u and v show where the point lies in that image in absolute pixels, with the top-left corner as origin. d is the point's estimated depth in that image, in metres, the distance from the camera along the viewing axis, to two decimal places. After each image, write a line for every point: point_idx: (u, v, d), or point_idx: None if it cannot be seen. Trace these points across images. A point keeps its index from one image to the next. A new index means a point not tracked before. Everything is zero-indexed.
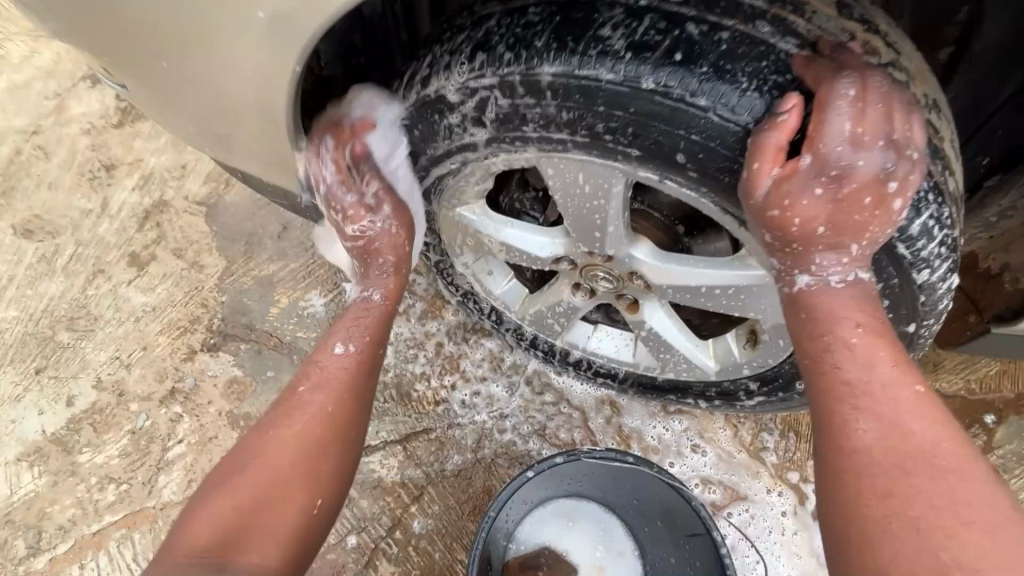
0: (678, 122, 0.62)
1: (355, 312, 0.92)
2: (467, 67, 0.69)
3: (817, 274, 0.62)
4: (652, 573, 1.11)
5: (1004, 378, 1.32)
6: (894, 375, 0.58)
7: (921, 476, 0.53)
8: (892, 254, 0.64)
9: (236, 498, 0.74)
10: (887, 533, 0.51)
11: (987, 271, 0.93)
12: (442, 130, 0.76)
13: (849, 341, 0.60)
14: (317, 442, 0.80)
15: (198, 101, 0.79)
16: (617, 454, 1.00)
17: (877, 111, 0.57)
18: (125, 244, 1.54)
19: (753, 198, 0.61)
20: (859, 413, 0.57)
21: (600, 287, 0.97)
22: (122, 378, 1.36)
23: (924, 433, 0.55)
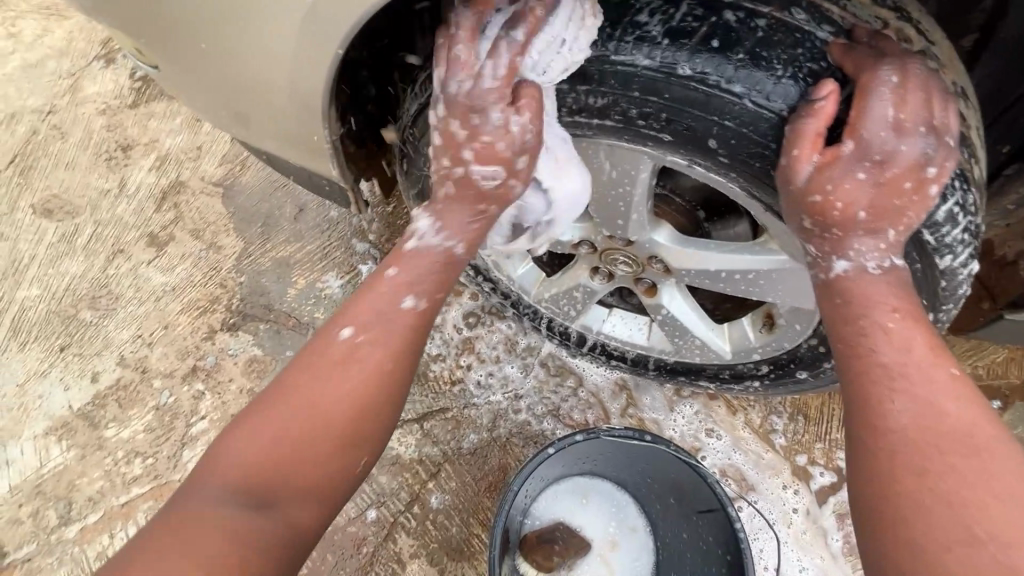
0: (712, 108, 0.63)
1: (422, 261, 0.78)
2: None
3: (854, 259, 0.65)
4: (663, 548, 1.14)
5: (1011, 364, 1.34)
6: (929, 358, 0.60)
7: (954, 453, 0.54)
8: (915, 239, 0.65)
9: (274, 447, 0.66)
10: (918, 504, 0.52)
11: (1002, 258, 0.94)
12: None
13: (886, 325, 0.62)
14: (367, 409, 0.72)
15: (233, 82, 0.80)
16: (634, 432, 1.03)
17: (917, 98, 0.60)
18: (144, 225, 1.56)
19: (793, 183, 0.63)
20: (894, 393, 0.58)
21: (618, 271, 0.99)
22: (145, 356, 1.39)
23: (957, 415, 0.56)
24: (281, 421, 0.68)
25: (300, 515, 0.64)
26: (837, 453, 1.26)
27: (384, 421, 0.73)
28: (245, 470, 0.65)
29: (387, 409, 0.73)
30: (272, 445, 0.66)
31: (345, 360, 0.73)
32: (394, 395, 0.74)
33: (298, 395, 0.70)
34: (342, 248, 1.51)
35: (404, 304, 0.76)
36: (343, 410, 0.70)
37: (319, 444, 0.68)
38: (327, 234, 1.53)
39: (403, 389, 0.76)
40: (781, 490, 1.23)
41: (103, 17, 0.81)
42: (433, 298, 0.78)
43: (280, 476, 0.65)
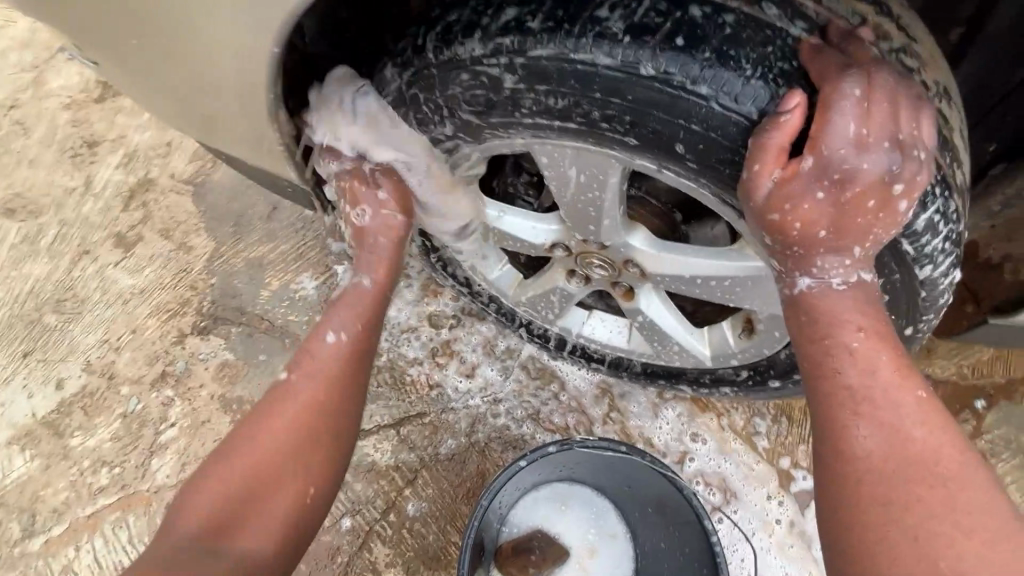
0: (678, 111, 0.59)
1: (348, 298, 0.86)
2: (457, 50, 0.65)
3: (818, 276, 0.60)
4: (642, 556, 1.12)
5: (996, 363, 1.33)
6: (895, 380, 0.57)
7: (921, 485, 0.53)
8: (895, 249, 0.62)
9: (225, 485, 0.72)
10: (887, 542, 0.51)
11: (987, 261, 0.91)
12: (431, 110, 0.73)
13: (851, 345, 0.58)
14: (307, 436, 0.77)
15: (175, 82, 0.76)
16: (611, 444, 1.00)
17: (882, 111, 0.55)
18: (111, 225, 1.50)
19: (752, 200, 0.58)
20: (859, 419, 0.56)
21: (594, 274, 0.96)
22: (113, 362, 1.35)
23: (924, 441, 0.54)
24: (229, 464, 0.74)
25: (255, 543, 0.70)
26: None
27: (328, 446, 0.78)
28: (201, 516, 0.70)
29: (330, 432, 0.79)
30: (223, 488, 0.72)
31: (282, 398, 0.79)
32: (333, 416, 0.79)
33: (242, 441, 0.76)
34: (317, 248, 1.46)
35: (329, 338, 0.83)
36: (286, 442, 0.76)
37: (269, 475, 0.74)
38: (302, 233, 1.48)
39: (346, 412, 0.81)
40: (764, 493, 1.21)
41: (48, 22, 0.76)
42: (357, 329, 0.85)
43: (234, 512, 0.71)
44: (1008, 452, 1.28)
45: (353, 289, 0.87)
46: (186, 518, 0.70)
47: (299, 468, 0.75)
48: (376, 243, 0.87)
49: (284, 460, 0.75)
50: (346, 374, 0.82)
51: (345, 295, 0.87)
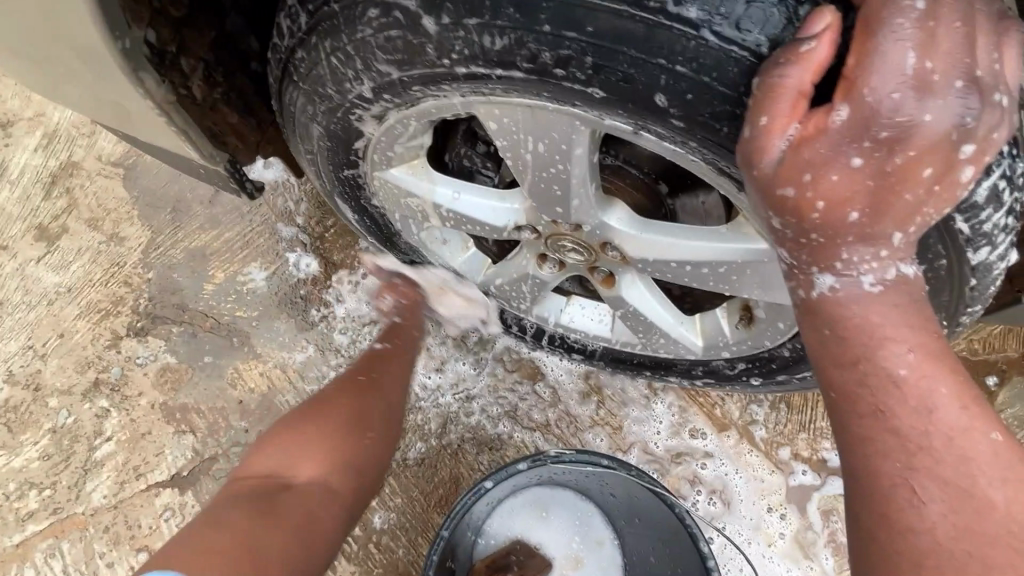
0: (656, 46, 0.46)
1: (392, 329, 0.99)
2: None
3: (844, 273, 0.47)
4: (630, 565, 1.03)
5: (1009, 336, 1.23)
6: (958, 420, 0.46)
7: (1007, 566, 0.43)
8: (946, 229, 0.48)
9: (294, 433, 0.78)
10: None
11: None
12: (342, 63, 0.57)
13: (902, 377, 0.46)
14: (365, 398, 0.85)
15: (44, 60, 0.69)
16: (589, 458, 0.91)
17: (952, 37, 0.40)
18: (31, 215, 1.34)
19: (758, 170, 0.44)
20: (916, 477, 0.45)
21: (568, 259, 0.83)
22: (38, 371, 1.21)
23: (999, 503, 0.44)
24: (300, 419, 0.80)
25: (321, 480, 0.75)
26: (822, 444, 1.15)
27: (386, 404, 0.87)
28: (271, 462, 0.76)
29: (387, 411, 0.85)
30: (292, 442, 0.77)
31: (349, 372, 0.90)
32: (388, 386, 0.89)
33: (309, 405, 0.83)
34: (265, 235, 1.31)
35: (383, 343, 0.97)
36: (348, 403, 0.83)
37: (333, 431, 0.79)
38: (247, 219, 1.32)
39: (398, 384, 0.92)
40: (762, 486, 1.14)
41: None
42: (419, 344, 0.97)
43: (297, 458, 0.76)
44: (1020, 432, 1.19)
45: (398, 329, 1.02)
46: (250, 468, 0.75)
47: (356, 429, 0.80)
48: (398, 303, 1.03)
49: (344, 420, 0.80)
50: (405, 362, 0.94)
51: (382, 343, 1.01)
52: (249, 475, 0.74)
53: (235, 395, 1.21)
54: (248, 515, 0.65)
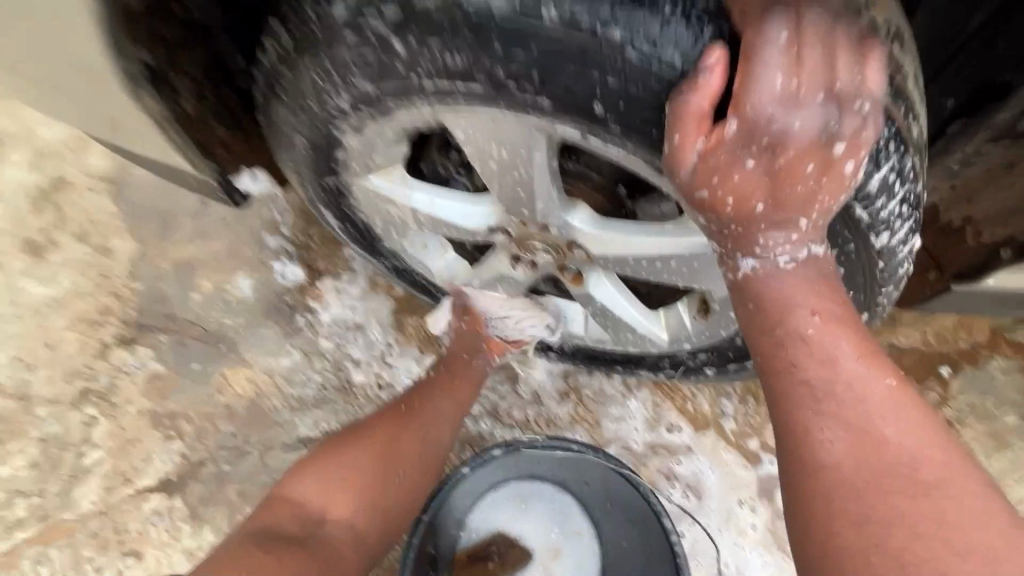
0: (591, 63, 0.52)
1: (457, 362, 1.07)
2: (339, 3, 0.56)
3: (762, 256, 0.54)
4: (608, 554, 1.07)
5: (959, 329, 1.30)
6: (860, 370, 0.52)
7: (904, 496, 0.47)
8: (847, 217, 0.55)
9: (344, 462, 0.87)
10: (864, 563, 0.47)
11: (947, 224, 0.88)
12: (321, 80, 0.63)
13: (807, 334, 0.53)
14: (403, 451, 0.91)
15: (55, 77, 0.77)
16: (561, 443, 0.97)
17: (816, 56, 0.45)
18: (20, 230, 1.37)
19: (678, 176, 0.52)
20: (824, 420, 0.51)
21: (539, 259, 0.89)
22: (26, 382, 1.23)
23: (898, 442, 0.49)
24: (349, 450, 0.88)
25: (355, 522, 0.84)
26: None
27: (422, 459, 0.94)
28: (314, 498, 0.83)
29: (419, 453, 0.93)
30: (331, 482, 0.85)
31: (394, 411, 0.96)
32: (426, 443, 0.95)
33: (356, 437, 0.91)
34: (252, 245, 1.35)
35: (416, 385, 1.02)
36: (387, 451, 0.90)
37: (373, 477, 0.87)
38: (234, 230, 1.36)
39: (436, 437, 0.97)
40: (731, 475, 1.19)
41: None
42: (461, 395, 1.04)
43: (338, 494, 0.84)
44: (973, 419, 1.25)
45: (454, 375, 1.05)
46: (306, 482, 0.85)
47: (388, 475, 0.88)
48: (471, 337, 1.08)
49: (380, 462, 0.89)
50: (441, 413, 0.99)
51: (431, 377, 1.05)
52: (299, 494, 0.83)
53: (223, 401, 1.24)
54: (267, 559, 0.71)
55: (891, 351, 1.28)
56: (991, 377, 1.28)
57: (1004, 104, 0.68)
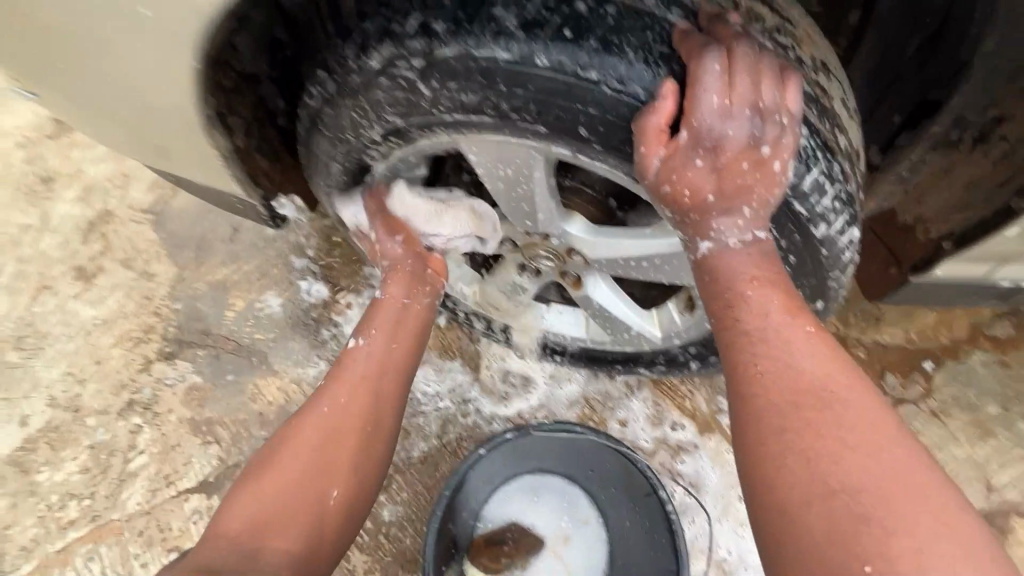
0: (575, 97, 0.64)
1: (389, 314, 1.02)
2: (374, 56, 0.70)
3: (716, 239, 0.66)
4: (615, 540, 1.14)
5: (940, 326, 1.37)
6: (786, 320, 0.63)
7: (817, 412, 0.57)
8: (789, 212, 0.68)
9: (269, 483, 0.82)
10: (784, 466, 0.56)
11: (904, 224, 0.95)
12: (358, 117, 0.76)
13: (744, 294, 0.65)
14: (334, 442, 0.88)
15: (125, 110, 0.87)
16: (564, 425, 1.07)
17: (743, 81, 0.61)
18: (71, 257, 1.50)
19: (646, 178, 0.66)
20: (756, 357, 0.61)
21: (542, 266, 1.00)
22: (77, 395, 1.34)
23: (815, 372, 0.59)
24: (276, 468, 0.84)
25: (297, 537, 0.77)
26: None
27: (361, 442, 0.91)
28: (239, 523, 0.75)
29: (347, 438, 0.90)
30: (256, 500, 0.80)
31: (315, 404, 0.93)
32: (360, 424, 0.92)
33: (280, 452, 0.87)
34: (280, 265, 1.47)
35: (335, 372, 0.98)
36: (317, 447, 0.87)
37: (305, 482, 0.83)
38: (263, 253, 1.49)
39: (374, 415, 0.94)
40: (729, 468, 1.27)
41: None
42: (397, 344, 1.01)
43: (271, 516, 0.78)
44: (957, 410, 1.32)
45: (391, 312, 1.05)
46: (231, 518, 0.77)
47: (320, 471, 0.85)
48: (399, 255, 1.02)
49: (308, 463, 0.85)
50: (370, 387, 0.96)
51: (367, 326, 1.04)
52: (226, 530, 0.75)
53: (255, 408, 1.34)
54: None
55: (875, 348, 1.36)
56: (972, 369, 1.35)
57: (936, 118, 0.78)
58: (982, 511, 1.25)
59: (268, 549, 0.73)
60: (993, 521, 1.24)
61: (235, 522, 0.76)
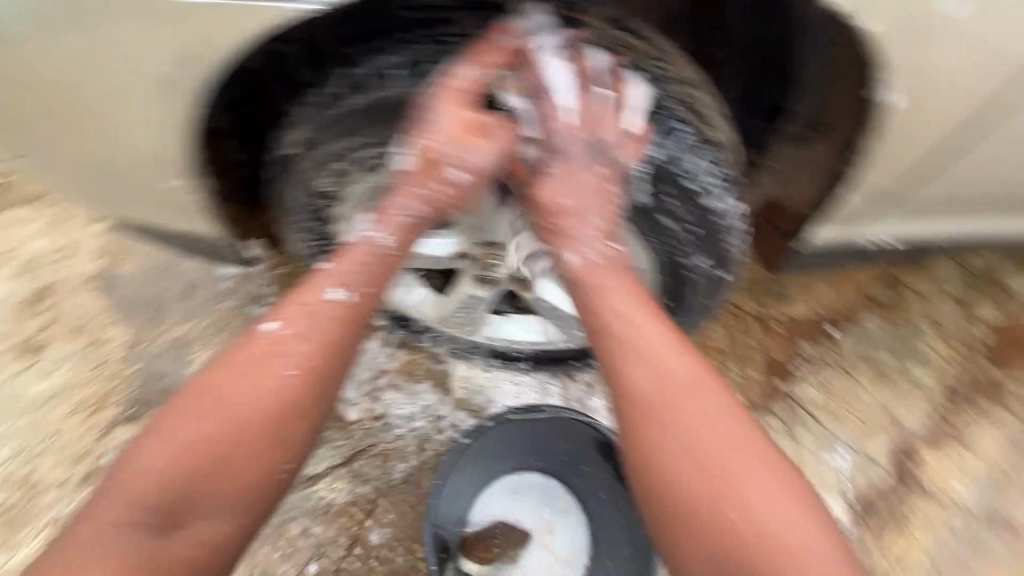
0: None
1: (359, 250, 0.91)
2: (338, 98, 0.88)
3: (575, 249, 0.93)
4: (595, 524, 1.21)
5: (838, 296, 1.60)
6: (642, 321, 0.86)
7: (676, 387, 0.82)
8: (681, 189, 0.92)
9: (199, 445, 0.79)
10: (655, 419, 0.81)
11: (782, 204, 1.12)
12: (333, 150, 0.93)
13: (615, 301, 0.88)
14: (263, 428, 0.81)
15: (105, 155, 0.89)
16: (529, 409, 1.22)
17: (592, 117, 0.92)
18: (13, 333, 1.46)
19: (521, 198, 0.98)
20: (629, 348, 0.85)
21: (497, 274, 1.16)
22: (32, 471, 1.34)
23: (671, 360, 0.84)
24: (200, 428, 0.79)
25: (220, 504, 0.80)
26: None
27: (286, 434, 0.83)
28: (155, 478, 0.77)
29: (269, 419, 0.81)
30: (187, 450, 0.78)
31: (268, 356, 0.83)
32: (287, 416, 0.82)
33: (209, 404, 0.80)
34: (241, 315, 1.50)
35: (267, 330, 0.85)
36: (241, 423, 0.80)
37: (226, 460, 0.80)
38: (221, 306, 1.50)
39: (305, 405, 0.84)
40: None
41: None
42: (363, 291, 0.89)
43: (200, 474, 0.78)
44: (863, 365, 1.53)
45: (370, 241, 0.92)
46: (157, 458, 0.78)
47: (235, 451, 0.80)
48: (427, 168, 0.93)
49: (230, 438, 0.80)
50: (305, 356, 0.84)
51: (316, 274, 0.89)
52: (153, 477, 0.77)
53: None
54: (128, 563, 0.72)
55: (788, 322, 1.57)
56: (869, 329, 1.57)
57: None
58: (896, 446, 1.46)
59: (196, 503, 0.78)
60: (906, 453, 1.45)
61: (154, 483, 0.77)
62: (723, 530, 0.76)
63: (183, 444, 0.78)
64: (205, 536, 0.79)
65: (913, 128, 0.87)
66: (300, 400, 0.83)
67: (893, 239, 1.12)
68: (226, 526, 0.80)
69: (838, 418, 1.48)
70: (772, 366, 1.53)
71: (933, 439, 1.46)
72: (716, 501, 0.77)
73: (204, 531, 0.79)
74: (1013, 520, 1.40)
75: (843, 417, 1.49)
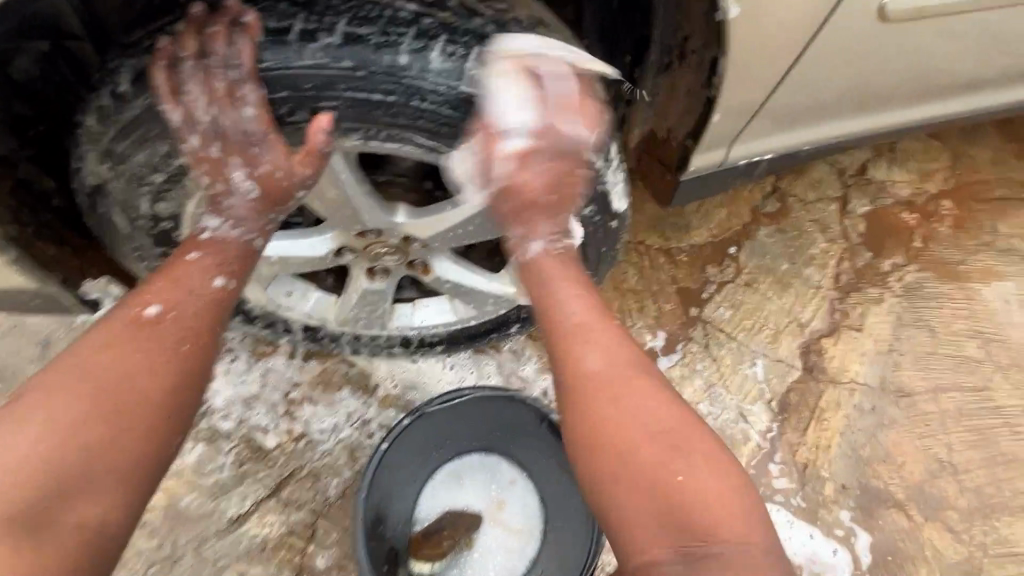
0: (338, 88, 0.76)
1: (215, 244, 0.83)
2: (123, 101, 0.76)
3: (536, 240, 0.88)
4: (544, 489, 1.20)
5: (732, 217, 1.66)
6: (597, 315, 0.83)
7: (625, 384, 0.77)
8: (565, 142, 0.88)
9: (74, 430, 0.67)
10: (603, 415, 0.76)
11: (661, 137, 1.09)
12: (141, 164, 0.81)
13: (567, 295, 0.85)
14: (162, 402, 0.73)
15: None
16: (451, 394, 1.13)
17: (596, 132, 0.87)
18: None
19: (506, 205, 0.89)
20: (584, 341, 0.81)
21: (388, 262, 1.08)
22: None
23: (620, 354, 0.80)
24: (72, 412, 0.67)
25: (106, 496, 0.67)
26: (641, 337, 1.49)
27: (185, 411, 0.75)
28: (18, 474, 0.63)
29: (168, 391, 0.73)
30: (56, 437, 0.66)
31: (150, 332, 0.74)
32: (185, 392, 0.75)
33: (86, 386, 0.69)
34: None
35: (148, 313, 0.75)
36: (131, 402, 0.70)
37: (113, 437, 0.68)
38: None
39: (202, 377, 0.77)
40: None
41: None
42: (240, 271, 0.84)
43: (76, 462, 0.66)
44: (764, 277, 1.62)
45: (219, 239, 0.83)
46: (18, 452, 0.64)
47: (127, 430, 0.69)
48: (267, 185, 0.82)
49: (117, 418, 0.69)
50: (197, 330, 0.77)
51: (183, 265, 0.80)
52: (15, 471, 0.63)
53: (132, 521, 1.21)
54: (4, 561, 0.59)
55: (692, 250, 1.62)
56: (763, 242, 1.65)
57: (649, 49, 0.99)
58: (802, 345, 1.56)
59: (73, 498, 0.65)
60: (812, 349, 1.56)
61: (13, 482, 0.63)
62: (661, 491, 0.70)
63: (52, 430, 0.66)
64: (94, 522, 0.66)
65: (754, 40, 0.86)
66: (200, 370, 0.77)
67: (766, 154, 1.14)
68: (115, 519, 0.68)
69: (749, 331, 1.57)
70: (684, 296, 1.58)
71: (831, 331, 1.58)
72: (664, 475, 0.71)
73: (88, 525, 0.66)
74: (906, 387, 1.55)
75: (753, 329, 1.57)
